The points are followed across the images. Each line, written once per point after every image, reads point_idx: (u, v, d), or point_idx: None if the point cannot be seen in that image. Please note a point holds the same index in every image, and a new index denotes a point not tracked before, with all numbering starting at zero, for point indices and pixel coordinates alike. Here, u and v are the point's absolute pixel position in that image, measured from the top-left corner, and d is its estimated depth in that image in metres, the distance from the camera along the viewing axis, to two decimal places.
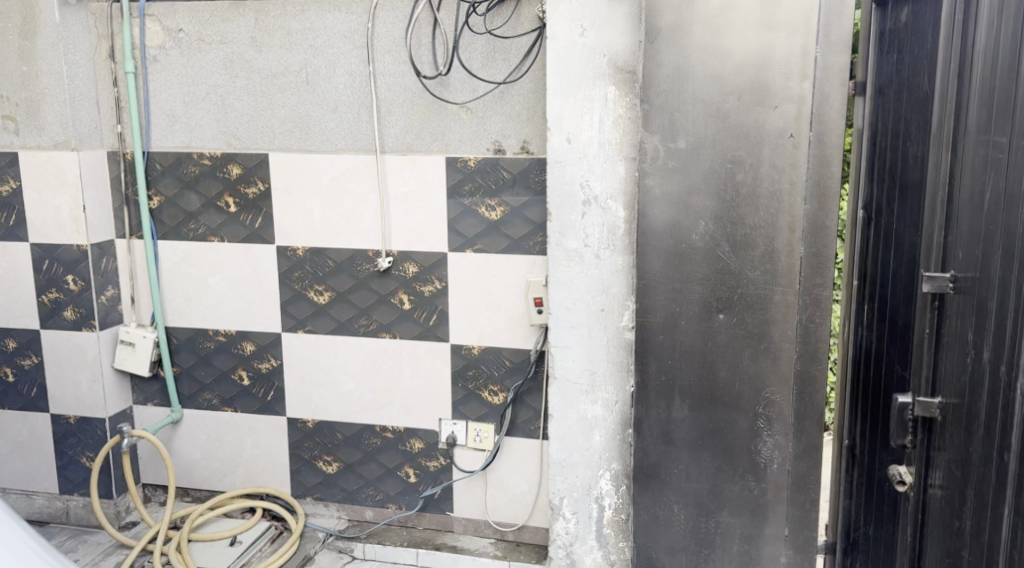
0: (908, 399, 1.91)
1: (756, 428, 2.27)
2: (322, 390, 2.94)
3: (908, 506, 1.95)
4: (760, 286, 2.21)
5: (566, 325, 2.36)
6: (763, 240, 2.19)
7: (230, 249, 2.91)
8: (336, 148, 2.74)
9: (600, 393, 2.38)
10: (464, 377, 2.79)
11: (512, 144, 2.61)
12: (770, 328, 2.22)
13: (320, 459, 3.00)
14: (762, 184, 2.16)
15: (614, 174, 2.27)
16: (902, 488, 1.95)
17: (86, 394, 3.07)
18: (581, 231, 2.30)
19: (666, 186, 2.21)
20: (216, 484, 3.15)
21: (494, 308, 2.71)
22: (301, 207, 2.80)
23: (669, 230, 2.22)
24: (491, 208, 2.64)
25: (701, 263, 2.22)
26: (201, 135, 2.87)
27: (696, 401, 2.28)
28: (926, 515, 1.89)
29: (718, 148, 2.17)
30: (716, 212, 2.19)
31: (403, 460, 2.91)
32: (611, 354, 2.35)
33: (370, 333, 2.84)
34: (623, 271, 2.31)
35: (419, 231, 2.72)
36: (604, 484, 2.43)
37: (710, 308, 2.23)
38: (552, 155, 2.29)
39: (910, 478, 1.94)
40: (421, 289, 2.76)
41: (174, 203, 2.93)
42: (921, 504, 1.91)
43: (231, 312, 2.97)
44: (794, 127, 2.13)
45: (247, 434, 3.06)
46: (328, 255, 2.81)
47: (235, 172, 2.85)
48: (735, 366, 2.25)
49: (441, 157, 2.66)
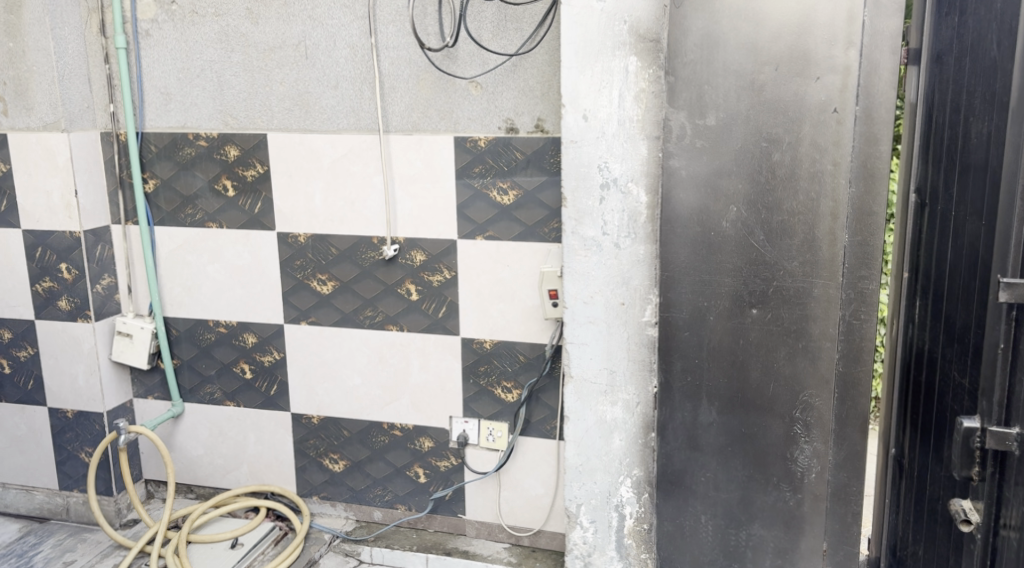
0: (976, 425, 1.70)
1: (793, 434, 2.07)
2: (327, 385, 2.77)
3: (975, 547, 1.75)
4: (798, 278, 2.00)
5: (582, 320, 2.15)
6: (803, 227, 1.97)
7: (229, 236, 2.74)
8: (337, 128, 2.55)
9: (621, 394, 2.18)
10: (476, 373, 2.60)
11: (525, 122, 2.40)
12: (809, 325, 2.01)
13: (326, 456, 2.84)
14: (802, 165, 1.95)
15: (636, 154, 2.05)
16: (967, 528, 1.75)
17: (83, 387, 2.93)
18: (598, 218, 2.09)
19: (693, 167, 2.00)
20: (220, 481, 3.00)
21: (507, 300, 2.52)
22: (301, 191, 2.62)
23: (696, 216, 2.02)
24: (503, 191, 2.45)
25: (732, 254, 2.01)
26: (196, 114, 2.69)
27: (727, 404, 2.09)
28: (998, 560, 1.70)
29: (753, 125, 1.95)
30: (749, 197, 1.98)
31: (412, 460, 2.74)
32: (632, 352, 2.15)
33: (376, 325, 2.66)
34: (645, 262, 2.09)
35: (427, 217, 2.53)
36: (624, 492, 2.24)
37: (742, 303, 2.03)
38: (567, 135, 2.07)
39: (977, 517, 1.74)
40: (430, 279, 2.57)
41: (171, 186, 2.77)
42: (991, 546, 1.71)
43: (231, 302, 2.81)
44: (838, 101, 1.91)
45: (251, 430, 2.91)
46: (331, 242, 2.63)
47: (232, 153, 2.67)
48: (769, 365, 2.05)
49: (448, 137, 2.46)
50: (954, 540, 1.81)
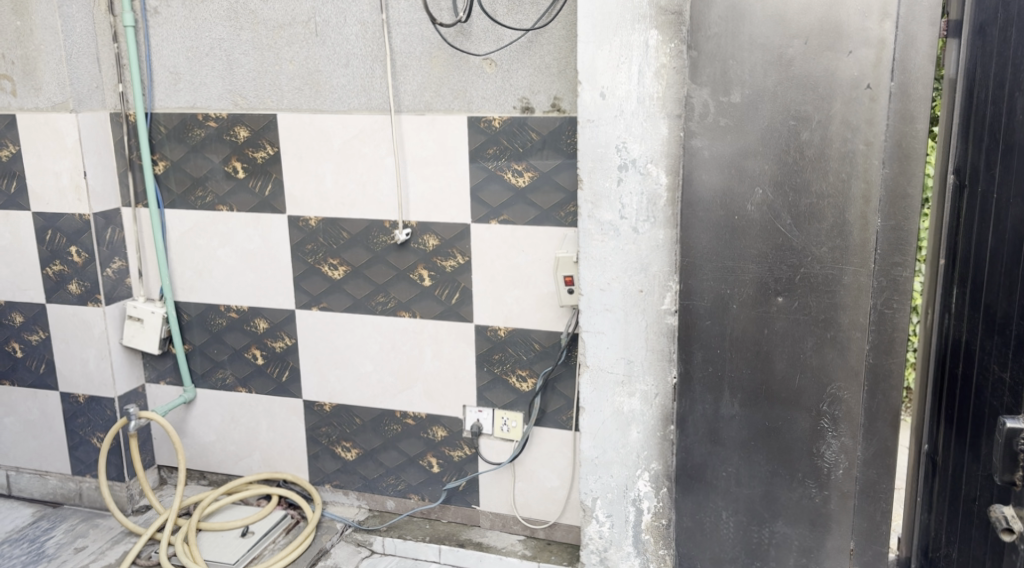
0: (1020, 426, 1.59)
1: (819, 428, 1.97)
2: (339, 372, 2.71)
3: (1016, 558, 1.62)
4: (827, 265, 1.89)
5: (598, 307, 2.07)
6: (832, 211, 1.87)
7: (240, 219, 2.68)
8: (348, 108, 2.47)
9: (638, 384, 2.09)
10: (490, 361, 2.52)
11: (541, 101, 2.31)
12: (838, 314, 1.91)
13: (339, 444, 2.78)
14: (832, 145, 1.84)
15: (655, 134, 1.95)
16: (1009, 537, 1.63)
17: (94, 371, 2.88)
18: (616, 201, 2.00)
19: (717, 147, 1.90)
20: (232, 468, 2.96)
21: (522, 286, 2.44)
22: (312, 172, 2.55)
23: (720, 198, 1.92)
24: (518, 173, 2.36)
25: (758, 239, 1.91)
26: (205, 94, 2.62)
27: (750, 396, 2.00)
28: None
29: (780, 103, 1.85)
30: (775, 179, 1.88)
31: (425, 449, 2.67)
32: (651, 341, 2.06)
33: (389, 312, 2.59)
34: (665, 247, 2.00)
35: (440, 201, 2.45)
36: (642, 486, 2.15)
37: (768, 290, 1.93)
38: (584, 114, 1.97)
39: (1020, 525, 1.62)
40: (442, 264, 2.49)
41: (181, 168, 2.71)
42: None
43: (242, 287, 2.74)
44: (872, 77, 1.80)
45: (262, 417, 2.86)
46: (343, 226, 2.56)
47: (242, 134, 2.60)
48: (795, 356, 1.95)
49: (461, 117, 2.37)
50: (990, 545, 1.70)
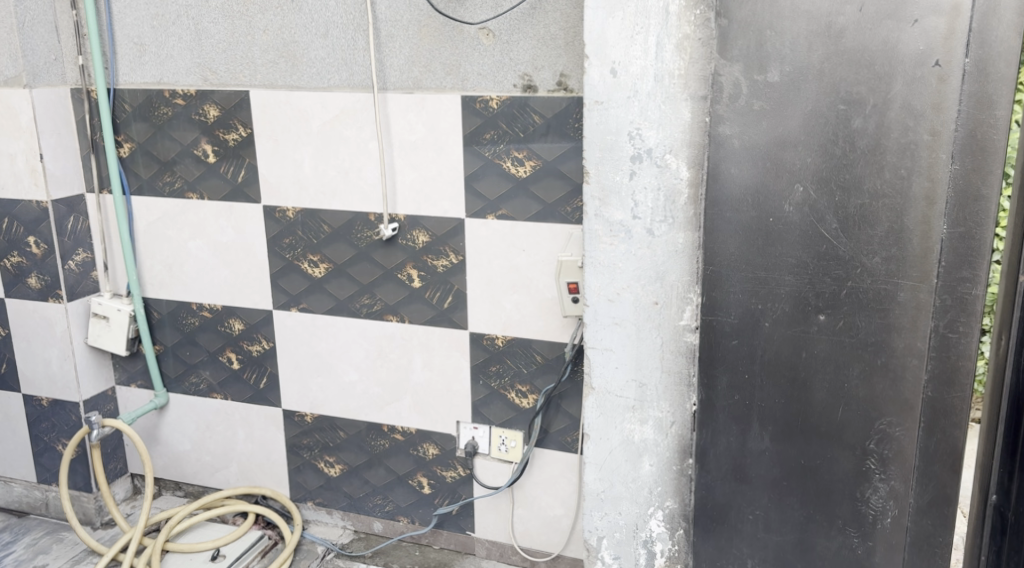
0: None
1: (864, 469, 1.67)
2: (321, 380, 2.43)
3: None
4: (880, 279, 1.58)
5: (606, 321, 1.77)
6: (887, 214, 1.55)
7: (212, 208, 2.39)
8: (327, 85, 2.18)
9: (651, 411, 1.80)
10: (486, 373, 2.23)
11: (545, 79, 2.00)
12: (891, 336, 1.60)
13: (321, 460, 2.51)
14: (889, 134, 1.53)
15: (676, 119, 1.64)
16: None
17: (57, 373, 2.62)
18: (628, 198, 1.69)
19: (749, 136, 1.59)
20: (208, 480, 2.70)
21: (523, 291, 2.14)
22: (288, 158, 2.27)
23: (751, 197, 1.61)
24: (519, 162, 2.06)
25: (796, 246, 1.61)
26: (173, 68, 2.33)
27: (783, 428, 1.70)
28: None
29: (826, 83, 1.53)
30: (820, 175, 1.57)
31: (414, 468, 2.39)
32: (667, 362, 1.76)
33: (374, 315, 2.31)
34: (685, 253, 1.69)
35: (431, 192, 2.15)
36: (655, 527, 1.86)
37: (807, 307, 1.63)
38: (591, 94, 1.66)
39: None
40: (433, 263, 2.20)
41: (147, 150, 2.43)
42: None
43: (215, 284, 2.47)
44: (941, 52, 1.48)
45: (239, 426, 2.59)
46: (323, 218, 2.28)
47: (212, 114, 2.32)
48: (837, 385, 1.65)
49: (454, 96, 2.07)
50: None
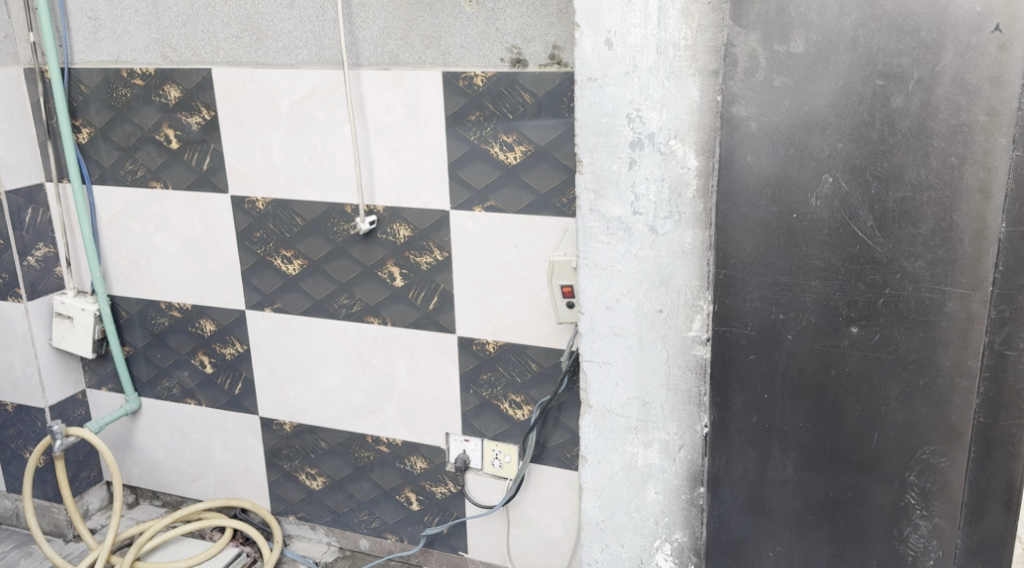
0: None
1: (902, 503, 1.44)
2: (299, 387, 2.22)
3: None
4: (923, 286, 1.34)
5: (603, 330, 1.54)
6: (933, 210, 1.31)
7: (177, 199, 2.18)
8: (295, 60, 1.95)
9: (656, 433, 1.57)
10: (477, 382, 2.01)
11: (536, 52, 1.75)
12: (936, 353, 1.36)
13: (303, 472, 2.30)
14: (937, 114, 1.28)
15: (682, 98, 1.39)
16: None
17: (20, 377, 2.41)
18: (627, 191, 1.45)
19: (768, 117, 1.35)
20: (186, 490, 2.50)
21: (514, 291, 1.92)
22: (255, 143, 2.04)
23: (772, 190, 1.37)
24: (508, 147, 1.82)
25: (823, 247, 1.37)
26: (130, 44, 2.10)
27: (808, 455, 1.47)
28: None
29: (862, 54, 1.29)
30: (853, 163, 1.32)
31: (402, 483, 2.18)
32: (674, 379, 1.53)
33: (354, 317, 2.09)
34: (693, 254, 1.46)
35: (412, 181, 1.93)
36: (662, 561, 1.63)
37: (837, 318, 1.39)
38: (584, 69, 1.42)
39: None
40: (417, 260, 1.98)
41: (107, 136, 2.20)
42: None
43: (184, 282, 2.25)
44: (1002, 14, 1.23)
45: (216, 434, 2.38)
46: (295, 210, 2.06)
47: (173, 95, 2.09)
48: (872, 408, 1.41)
49: (435, 72, 1.83)
50: None
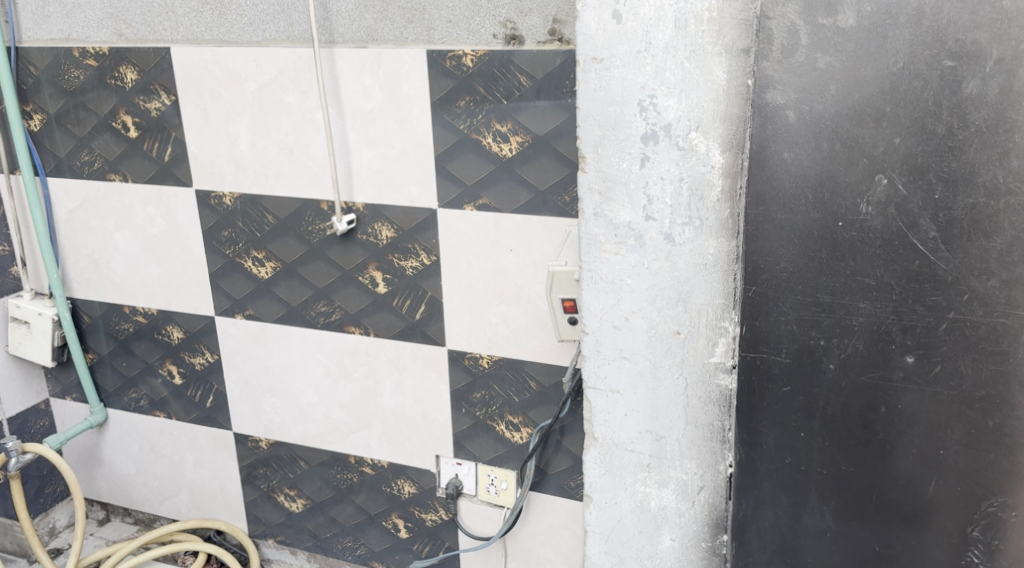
0: None
1: (964, 562, 1.22)
2: (275, 401, 2.00)
3: None
4: (995, 310, 1.12)
5: (611, 354, 1.31)
6: (1010, 219, 1.08)
7: (138, 194, 1.95)
8: (262, 38, 1.72)
9: (671, 472, 1.34)
10: (470, 402, 1.80)
11: (533, 27, 1.52)
12: (1009, 389, 1.14)
13: (281, 493, 2.08)
14: (1019, 103, 1.05)
15: (705, 83, 1.16)
16: None
17: None
18: (639, 192, 1.23)
19: (810, 107, 1.12)
20: (158, 508, 2.26)
21: (511, 300, 1.69)
22: (220, 132, 1.82)
23: (814, 192, 1.14)
24: (503, 137, 1.60)
25: (874, 262, 1.14)
26: (82, 20, 1.87)
27: (852, 503, 1.25)
28: None
29: (927, 28, 1.06)
30: (913, 162, 1.10)
31: (388, 507, 1.97)
32: (693, 411, 1.30)
33: (334, 326, 1.87)
34: (718, 268, 1.23)
35: (395, 176, 1.70)
36: None
37: (889, 346, 1.17)
38: (587, 48, 1.19)
39: None
40: (401, 264, 1.75)
41: (60, 123, 1.97)
42: None
43: (149, 285, 2.02)
44: None
45: (187, 449, 2.15)
46: (266, 207, 1.84)
47: (130, 77, 1.87)
48: (930, 451, 1.19)
49: (418, 50, 1.60)
50: None
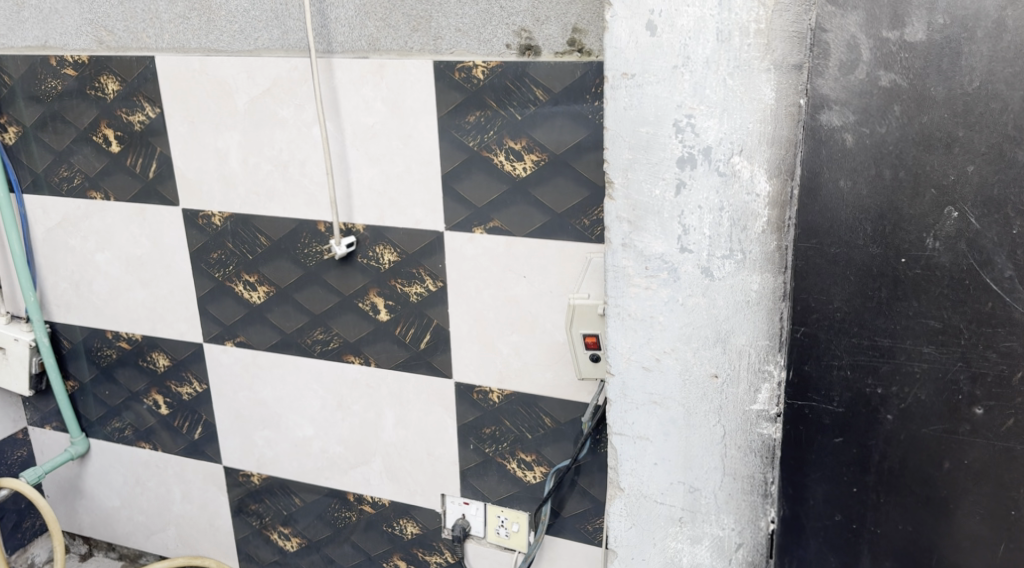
0: None
1: None
2: (268, 434, 1.87)
3: None
4: None
5: (640, 398, 1.19)
6: None
7: (121, 212, 1.82)
8: (254, 46, 1.60)
9: (706, 528, 1.22)
10: (479, 438, 1.67)
11: (550, 36, 1.40)
12: None
13: (275, 531, 1.95)
14: None
15: (751, 102, 1.04)
16: None
17: None
18: (674, 221, 1.10)
19: (871, 129, 1.00)
20: (143, 543, 2.13)
21: (524, 330, 1.57)
22: (209, 147, 1.69)
23: (873, 224, 1.02)
24: (517, 156, 1.47)
25: (940, 302, 1.02)
26: (59, 26, 1.74)
27: None
28: None
29: (1008, 44, 0.94)
30: (987, 193, 0.98)
31: (389, 548, 1.84)
32: (731, 462, 1.18)
33: (331, 355, 1.74)
34: (762, 306, 1.11)
35: (398, 196, 1.57)
36: None
37: (956, 396, 1.05)
38: (618, 63, 1.07)
39: None
40: (405, 290, 1.63)
41: (37, 136, 1.83)
42: None
43: (133, 309, 1.89)
44: None
45: (175, 483, 2.02)
46: (259, 227, 1.71)
47: (111, 87, 1.73)
48: (1000, 512, 1.07)
49: (424, 61, 1.47)
50: None
